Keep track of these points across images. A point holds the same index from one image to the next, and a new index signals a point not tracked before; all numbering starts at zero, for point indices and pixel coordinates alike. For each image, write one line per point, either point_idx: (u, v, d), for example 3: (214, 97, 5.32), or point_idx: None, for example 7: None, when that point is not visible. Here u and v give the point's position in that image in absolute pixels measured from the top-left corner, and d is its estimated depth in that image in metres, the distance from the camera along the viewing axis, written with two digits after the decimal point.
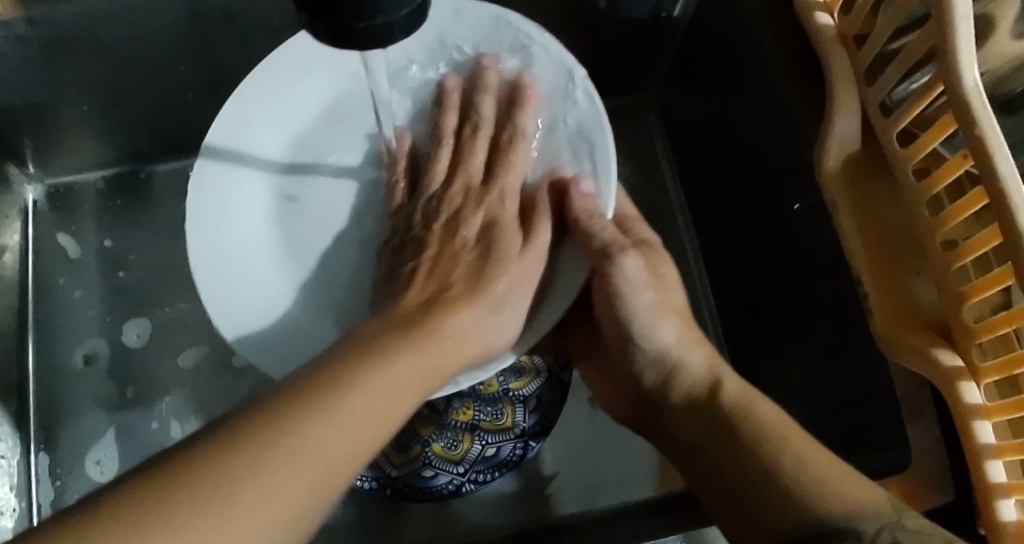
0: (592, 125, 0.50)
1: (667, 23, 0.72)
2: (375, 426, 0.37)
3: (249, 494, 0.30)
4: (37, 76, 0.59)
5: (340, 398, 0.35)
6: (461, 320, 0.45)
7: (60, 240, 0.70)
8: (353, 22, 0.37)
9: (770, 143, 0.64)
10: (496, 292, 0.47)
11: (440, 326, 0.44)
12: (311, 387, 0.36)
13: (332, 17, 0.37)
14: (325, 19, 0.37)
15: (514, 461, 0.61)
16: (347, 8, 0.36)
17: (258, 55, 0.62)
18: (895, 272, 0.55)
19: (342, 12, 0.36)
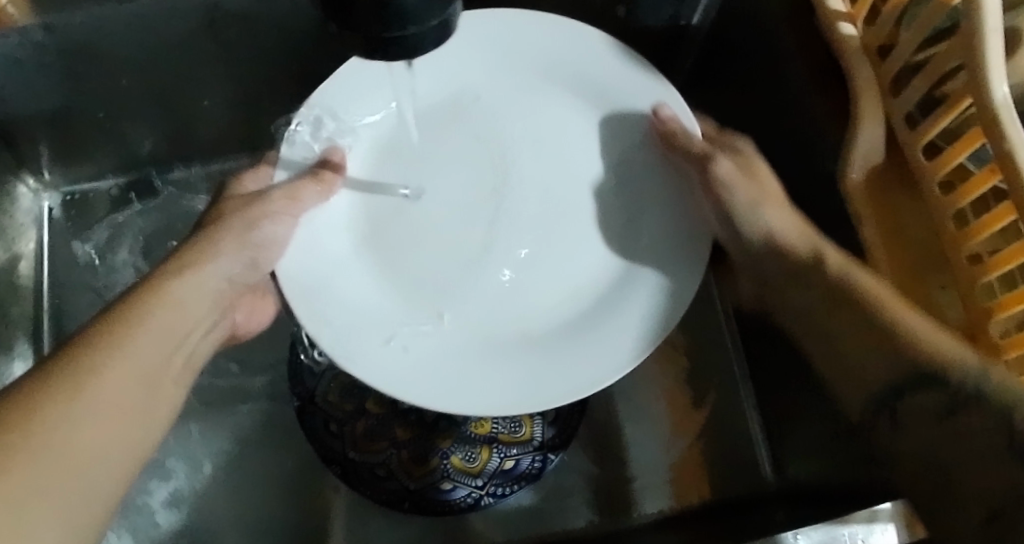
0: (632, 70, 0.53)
1: (685, 31, 0.71)
2: (140, 360, 0.39)
3: (35, 439, 0.33)
4: (52, 84, 0.58)
5: (84, 350, 0.38)
6: (211, 262, 0.46)
7: (73, 247, 0.70)
8: (382, 32, 0.36)
9: (791, 154, 0.63)
10: (220, 240, 0.47)
11: (195, 266, 0.45)
12: (61, 355, 0.37)
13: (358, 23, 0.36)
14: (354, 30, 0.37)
15: (533, 475, 0.61)
16: (376, 18, 0.36)
17: (276, 63, 0.62)
18: (920, 286, 0.54)
19: (370, 23, 0.36)
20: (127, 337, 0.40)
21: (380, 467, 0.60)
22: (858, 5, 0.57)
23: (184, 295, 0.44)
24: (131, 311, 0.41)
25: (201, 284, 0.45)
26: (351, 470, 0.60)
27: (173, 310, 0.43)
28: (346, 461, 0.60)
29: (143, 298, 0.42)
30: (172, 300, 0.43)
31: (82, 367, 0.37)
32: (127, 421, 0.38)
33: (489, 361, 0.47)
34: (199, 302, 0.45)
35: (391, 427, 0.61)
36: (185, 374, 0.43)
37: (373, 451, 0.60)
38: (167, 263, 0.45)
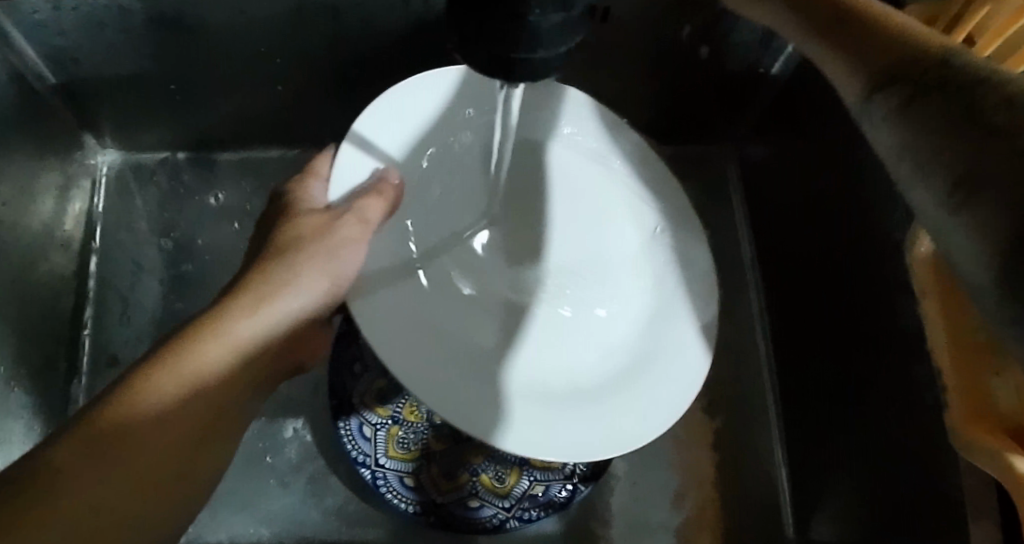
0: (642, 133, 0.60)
1: (761, 79, 0.71)
2: (187, 408, 0.41)
3: (63, 487, 0.37)
4: (128, 48, 0.58)
5: (140, 392, 0.40)
6: (285, 298, 0.46)
7: (124, 215, 0.68)
8: (507, 51, 0.36)
9: (858, 216, 0.63)
10: (300, 272, 0.47)
11: (269, 300, 0.46)
12: (121, 394, 0.40)
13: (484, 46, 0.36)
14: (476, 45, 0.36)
15: (560, 503, 0.60)
16: (504, 37, 0.35)
17: (358, 58, 0.61)
18: (978, 368, 0.52)
19: (496, 40, 0.35)
20: (182, 379, 0.41)
21: (409, 477, 0.60)
22: None
23: (248, 329, 0.44)
24: (188, 350, 0.42)
25: (271, 317, 0.45)
26: (379, 476, 0.59)
27: (235, 353, 0.44)
28: (375, 465, 0.59)
29: (205, 338, 0.43)
30: (233, 340, 0.44)
31: (129, 410, 0.40)
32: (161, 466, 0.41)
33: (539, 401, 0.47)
34: (263, 339, 0.45)
35: (425, 439, 0.62)
36: (235, 420, 0.45)
37: (404, 460, 0.60)
38: (243, 292, 0.46)
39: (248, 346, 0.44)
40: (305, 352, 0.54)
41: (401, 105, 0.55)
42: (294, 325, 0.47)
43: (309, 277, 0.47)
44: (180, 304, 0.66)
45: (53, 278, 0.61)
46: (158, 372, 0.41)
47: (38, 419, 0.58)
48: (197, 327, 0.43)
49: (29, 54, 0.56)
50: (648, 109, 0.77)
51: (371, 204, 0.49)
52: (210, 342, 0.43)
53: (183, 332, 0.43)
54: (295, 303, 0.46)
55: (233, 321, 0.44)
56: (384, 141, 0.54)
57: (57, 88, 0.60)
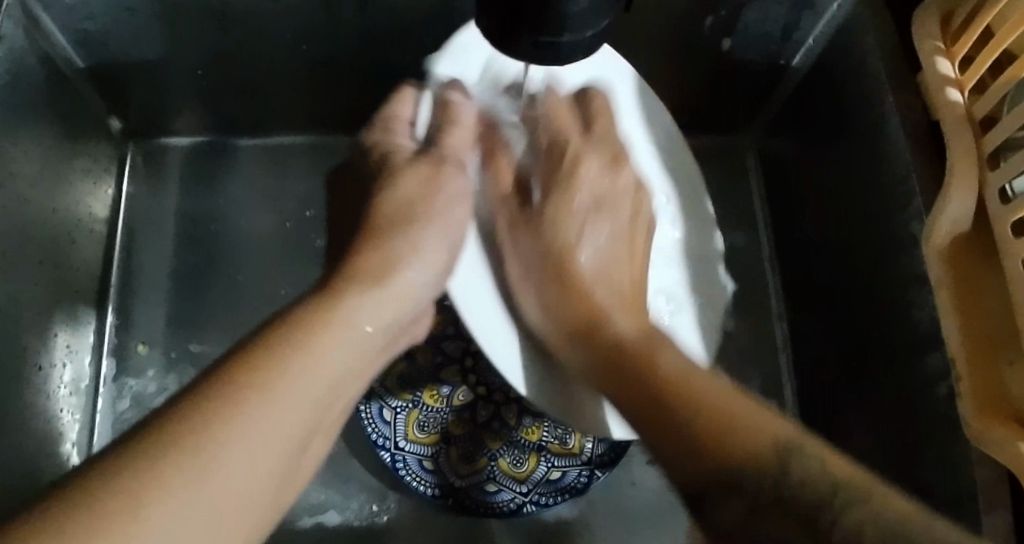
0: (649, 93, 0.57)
1: (782, 71, 0.72)
2: (319, 390, 0.35)
3: (238, 430, 0.30)
4: (156, 34, 0.58)
5: (280, 363, 0.34)
6: (399, 273, 0.43)
7: (151, 199, 0.69)
8: (534, 35, 0.36)
9: (873, 208, 0.64)
10: (423, 245, 0.45)
11: (387, 271, 0.43)
12: (256, 354, 0.34)
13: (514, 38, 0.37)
14: (505, 27, 0.36)
15: (577, 489, 0.61)
16: (533, 19, 0.35)
17: (386, 45, 0.62)
18: (990, 359, 0.54)
19: (525, 24, 0.36)
20: (317, 355, 0.36)
21: (428, 459, 0.61)
22: (967, 74, 0.57)
23: (366, 314, 0.40)
24: (320, 324, 0.37)
25: (386, 305, 0.42)
26: (399, 458, 0.60)
27: (353, 336, 0.38)
28: (395, 448, 0.60)
29: (321, 320, 0.37)
30: (349, 326, 0.38)
31: (275, 377, 0.33)
32: (290, 453, 0.33)
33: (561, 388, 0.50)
34: (377, 329, 0.40)
35: (444, 422, 0.63)
36: (336, 428, 0.38)
37: (423, 443, 0.61)
38: (353, 271, 0.42)
39: (365, 320, 0.40)
40: (419, 335, 0.49)
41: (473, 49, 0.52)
42: (411, 304, 0.43)
43: (427, 242, 0.45)
44: (205, 288, 0.67)
45: (79, 261, 0.62)
46: (290, 336, 0.35)
47: (66, 400, 0.59)
48: (311, 309, 0.38)
49: (59, 37, 0.57)
50: (669, 101, 0.77)
51: (455, 138, 0.49)
52: (331, 312, 0.38)
53: (304, 308, 0.38)
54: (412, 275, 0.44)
55: (349, 293, 0.40)
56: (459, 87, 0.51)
57: (85, 72, 0.60)
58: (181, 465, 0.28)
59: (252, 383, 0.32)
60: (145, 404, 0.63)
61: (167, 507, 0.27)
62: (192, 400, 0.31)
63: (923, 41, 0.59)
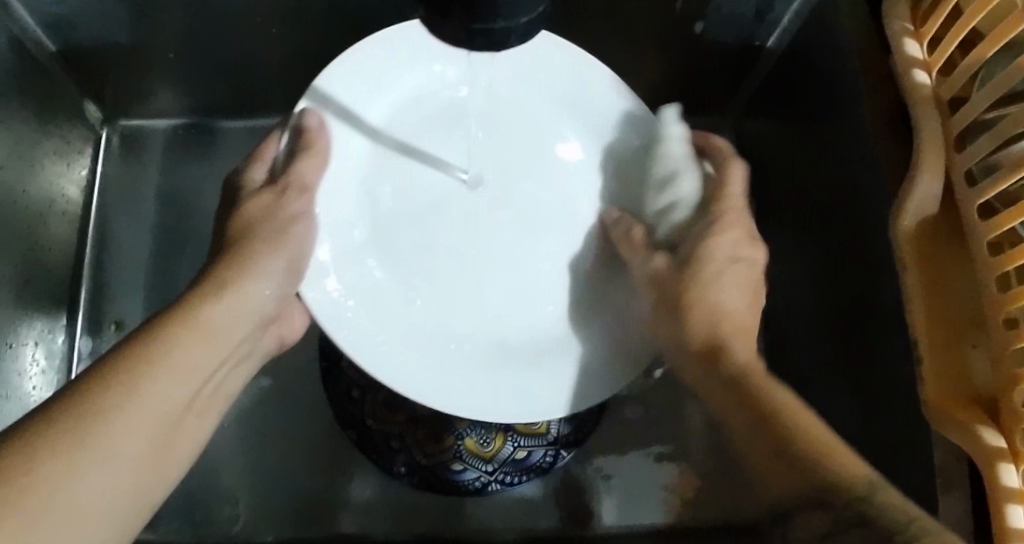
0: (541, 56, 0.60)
1: (757, 53, 0.72)
2: (189, 373, 0.43)
3: (109, 425, 0.37)
4: (125, 17, 0.59)
5: (151, 355, 0.41)
6: (253, 282, 0.50)
7: (126, 182, 0.70)
8: (469, 23, 0.37)
9: (844, 190, 0.63)
10: (265, 266, 0.50)
11: (238, 284, 0.49)
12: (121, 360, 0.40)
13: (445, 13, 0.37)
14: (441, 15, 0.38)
15: (543, 468, 0.63)
16: (467, 9, 0.37)
17: (355, 28, 0.62)
18: (953, 341, 0.54)
19: (459, 13, 0.37)
20: (187, 347, 0.44)
21: (395, 439, 0.63)
22: (936, 55, 0.56)
23: (224, 316, 0.48)
24: (179, 330, 0.44)
25: (242, 305, 0.49)
26: (367, 437, 0.63)
27: (213, 332, 0.46)
28: (364, 427, 0.63)
29: (182, 326, 0.44)
30: (211, 324, 0.46)
31: (150, 367, 0.41)
32: (168, 423, 0.41)
33: (459, 369, 0.52)
34: (236, 326, 0.48)
35: (412, 402, 0.64)
36: (209, 409, 0.46)
37: (391, 422, 0.64)
38: (209, 283, 0.48)
39: (224, 325, 0.47)
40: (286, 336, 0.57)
41: (366, 72, 0.56)
42: (267, 310, 0.51)
43: (273, 266, 0.50)
44: (177, 270, 0.69)
45: (51, 240, 0.63)
46: (156, 342, 0.42)
47: (38, 374, 0.60)
48: (177, 317, 0.45)
49: (27, 20, 0.58)
50: (646, 82, 0.77)
51: (307, 167, 0.52)
52: (191, 319, 0.45)
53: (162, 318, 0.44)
54: (270, 287, 0.50)
55: (208, 303, 0.47)
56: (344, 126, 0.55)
57: (57, 54, 0.61)
58: (67, 452, 0.35)
59: (119, 382, 0.39)
60: None
61: (53, 483, 0.34)
62: (65, 398, 0.37)
63: (891, 23, 0.58)
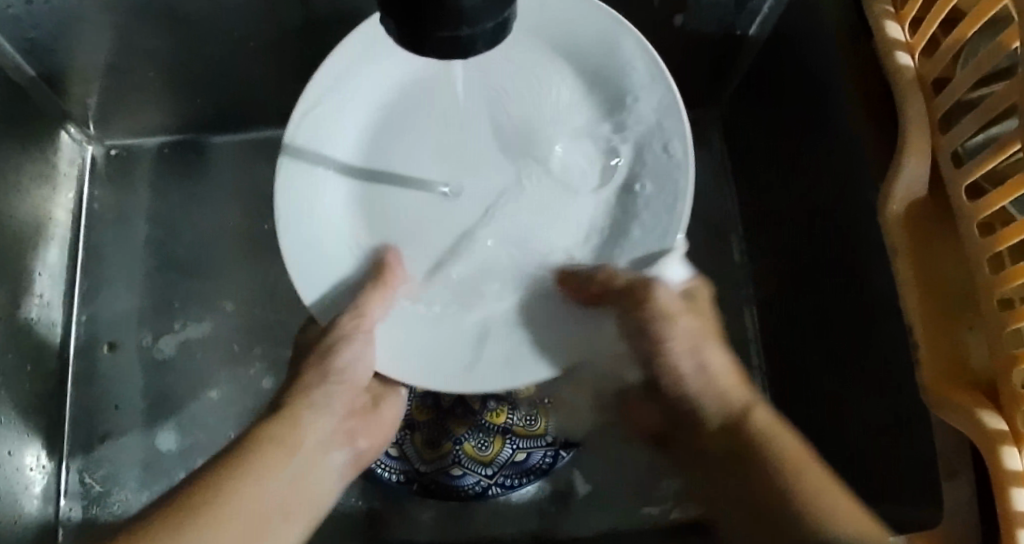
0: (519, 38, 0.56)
1: (740, 43, 0.71)
2: (291, 471, 0.49)
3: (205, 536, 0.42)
4: (104, 39, 0.59)
5: (241, 472, 0.46)
6: (326, 392, 0.54)
7: (115, 204, 0.71)
8: (437, 31, 0.37)
9: (832, 177, 0.63)
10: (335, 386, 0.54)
11: (320, 396, 0.54)
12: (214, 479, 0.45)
13: (417, 26, 0.37)
14: (408, 24, 0.37)
15: (543, 470, 0.63)
16: (433, 17, 0.36)
17: (333, 38, 0.62)
18: (949, 325, 0.53)
19: (427, 21, 0.37)
20: (280, 452, 0.49)
21: (392, 447, 0.63)
22: (917, 36, 0.56)
23: (310, 430, 0.52)
24: (266, 448, 0.49)
25: (323, 417, 0.53)
26: None
27: (302, 451, 0.50)
28: None
29: (275, 447, 0.49)
30: (300, 445, 0.51)
31: (240, 490, 0.45)
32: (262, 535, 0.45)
33: (466, 367, 0.51)
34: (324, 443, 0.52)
35: (409, 409, 0.65)
36: (305, 513, 0.49)
37: None
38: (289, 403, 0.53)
39: (309, 440, 0.52)
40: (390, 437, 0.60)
41: (316, 124, 0.55)
42: (343, 421, 0.55)
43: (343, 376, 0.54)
44: (169, 288, 0.69)
45: (40, 264, 0.63)
46: (243, 463, 0.47)
47: (32, 401, 0.61)
48: (262, 437, 0.50)
49: (7, 48, 0.58)
50: None
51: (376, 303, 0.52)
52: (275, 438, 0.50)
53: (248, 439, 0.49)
54: (343, 396, 0.55)
55: (292, 423, 0.52)
56: (314, 176, 0.55)
57: (39, 79, 0.62)
58: None
59: (210, 498, 0.43)
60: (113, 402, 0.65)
61: None
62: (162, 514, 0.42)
63: (872, 6, 0.58)
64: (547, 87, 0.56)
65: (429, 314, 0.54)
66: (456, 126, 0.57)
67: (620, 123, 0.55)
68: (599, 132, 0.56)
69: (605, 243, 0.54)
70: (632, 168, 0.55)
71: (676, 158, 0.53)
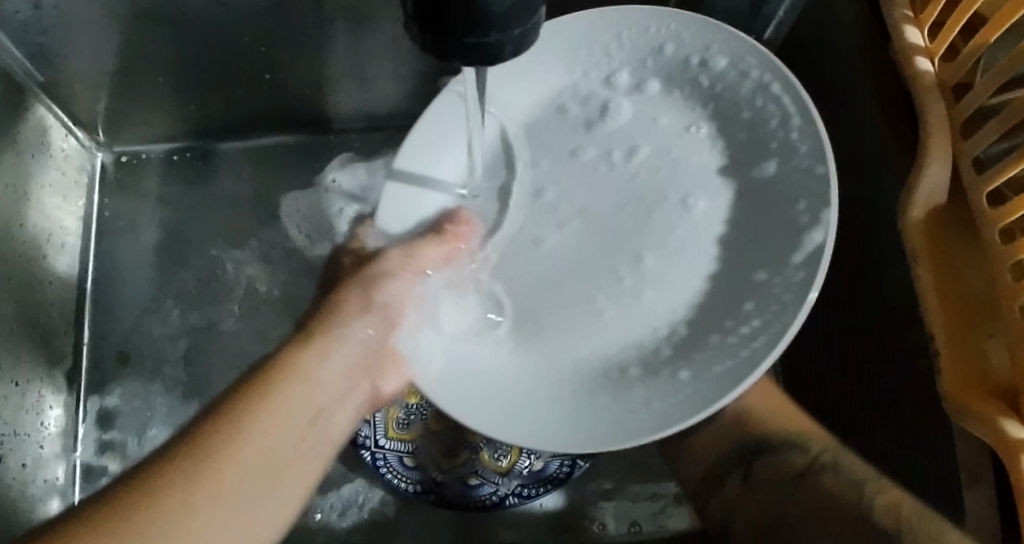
0: (648, 31, 0.53)
1: (754, 47, 0.71)
2: (284, 424, 0.40)
3: (199, 488, 0.34)
4: (114, 43, 0.58)
5: (248, 408, 0.39)
6: (343, 330, 0.47)
7: (125, 210, 0.70)
8: (461, 37, 0.37)
9: (850, 182, 0.62)
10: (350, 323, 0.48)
11: (332, 334, 0.47)
12: (215, 422, 0.37)
13: (441, 31, 0.37)
14: (432, 31, 0.37)
15: (560, 479, 0.64)
16: (457, 23, 0.36)
17: (346, 43, 0.61)
18: (969, 333, 0.53)
19: (450, 27, 0.36)
20: (279, 403, 0.40)
21: (408, 457, 0.64)
22: (936, 41, 0.55)
23: (329, 366, 0.45)
24: (278, 383, 0.41)
25: (339, 352, 0.46)
26: (379, 457, 0.64)
27: (316, 385, 0.43)
28: (376, 447, 0.64)
29: (283, 380, 0.42)
30: (313, 376, 0.43)
31: (240, 428, 0.38)
32: (268, 481, 0.37)
33: (548, 420, 0.46)
34: (338, 375, 0.45)
35: (424, 419, 0.66)
36: (319, 452, 0.42)
37: (404, 440, 0.65)
38: (308, 337, 0.46)
39: (328, 378, 0.44)
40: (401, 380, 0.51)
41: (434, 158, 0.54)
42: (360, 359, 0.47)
43: (360, 323, 0.48)
44: (180, 294, 0.68)
45: (50, 273, 0.62)
46: (252, 397, 0.40)
47: (44, 412, 0.60)
48: (277, 367, 0.43)
49: (15, 53, 0.57)
50: None
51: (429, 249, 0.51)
52: (292, 372, 0.42)
53: (262, 373, 0.42)
54: (358, 336, 0.48)
55: (309, 357, 0.44)
56: (423, 193, 0.53)
57: (47, 84, 0.61)
58: (156, 522, 0.32)
59: (209, 442, 0.36)
60: (125, 411, 0.64)
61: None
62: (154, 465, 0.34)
63: (890, 9, 0.57)
64: (638, 74, 0.54)
65: (580, 327, 0.49)
66: (576, 127, 0.54)
67: (726, 91, 0.52)
68: (721, 103, 0.52)
69: (751, 214, 0.49)
70: (755, 140, 0.50)
71: (793, 118, 0.49)
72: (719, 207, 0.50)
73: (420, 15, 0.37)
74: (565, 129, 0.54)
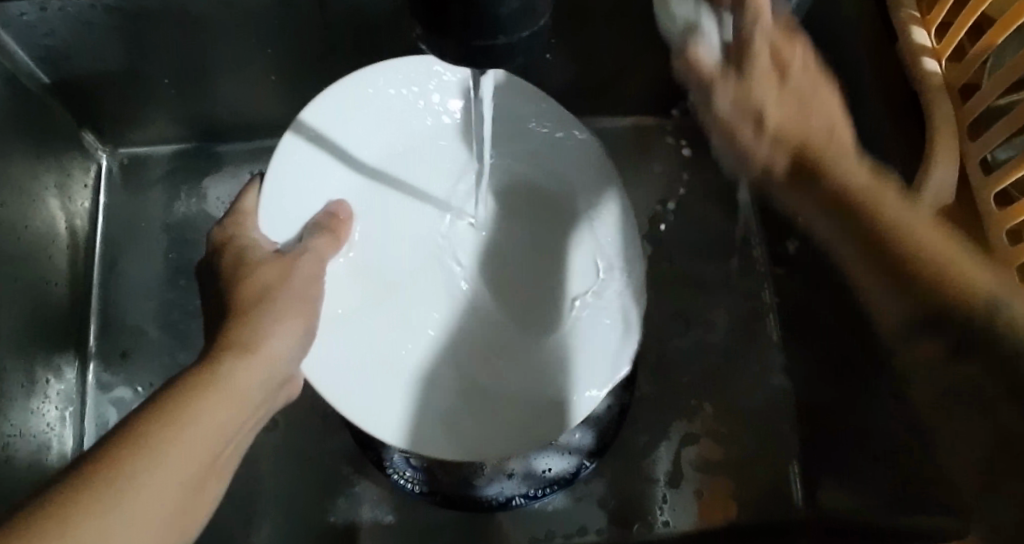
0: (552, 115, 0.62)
1: None
2: (202, 448, 0.39)
3: (115, 508, 0.34)
4: (118, 44, 0.58)
5: (163, 429, 0.38)
6: (266, 345, 0.46)
7: (129, 212, 0.70)
8: (470, 40, 0.37)
9: None
10: (276, 333, 0.47)
11: (254, 347, 0.46)
12: (125, 443, 0.37)
13: (446, 34, 0.37)
14: (438, 32, 0.37)
15: (566, 479, 0.65)
16: (463, 25, 0.36)
17: (351, 45, 0.61)
18: None
19: (457, 30, 0.36)
20: (194, 427, 0.40)
21: (415, 456, 0.65)
22: (944, 42, 0.55)
23: (246, 382, 0.44)
24: (197, 403, 0.41)
25: (262, 368, 0.46)
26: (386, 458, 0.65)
27: (236, 405, 0.43)
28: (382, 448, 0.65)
29: (203, 398, 0.41)
30: (234, 395, 0.43)
31: (156, 449, 0.37)
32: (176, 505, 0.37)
33: (415, 413, 0.53)
34: (259, 395, 0.45)
35: None
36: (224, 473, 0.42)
37: None
38: (226, 351, 0.45)
39: (247, 394, 0.44)
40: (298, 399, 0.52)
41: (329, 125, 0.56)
42: (279, 376, 0.47)
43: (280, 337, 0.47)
44: (184, 296, 0.68)
45: (56, 274, 0.62)
46: (167, 417, 0.39)
47: (49, 414, 0.60)
48: (193, 383, 0.42)
49: (20, 54, 0.57)
50: (650, 82, 0.76)
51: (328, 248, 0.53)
52: (207, 389, 0.42)
53: (180, 390, 0.41)
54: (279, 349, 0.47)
55: (230, 373, 0.44)
56: (307, 169, 0.56)
57: (52, 86, 0.60)
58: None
59: (123, 464, 0.36)
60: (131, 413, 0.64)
61: None
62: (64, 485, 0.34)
63: (897, 11, 0.57)
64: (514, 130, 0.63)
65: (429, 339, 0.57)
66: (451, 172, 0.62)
67: (568, 181, 0.62)
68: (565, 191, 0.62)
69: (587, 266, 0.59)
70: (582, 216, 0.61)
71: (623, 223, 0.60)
72: (554, 263, 0.61)
73: (426, 18, 0.37)
74: (449, 163, 0.62)
